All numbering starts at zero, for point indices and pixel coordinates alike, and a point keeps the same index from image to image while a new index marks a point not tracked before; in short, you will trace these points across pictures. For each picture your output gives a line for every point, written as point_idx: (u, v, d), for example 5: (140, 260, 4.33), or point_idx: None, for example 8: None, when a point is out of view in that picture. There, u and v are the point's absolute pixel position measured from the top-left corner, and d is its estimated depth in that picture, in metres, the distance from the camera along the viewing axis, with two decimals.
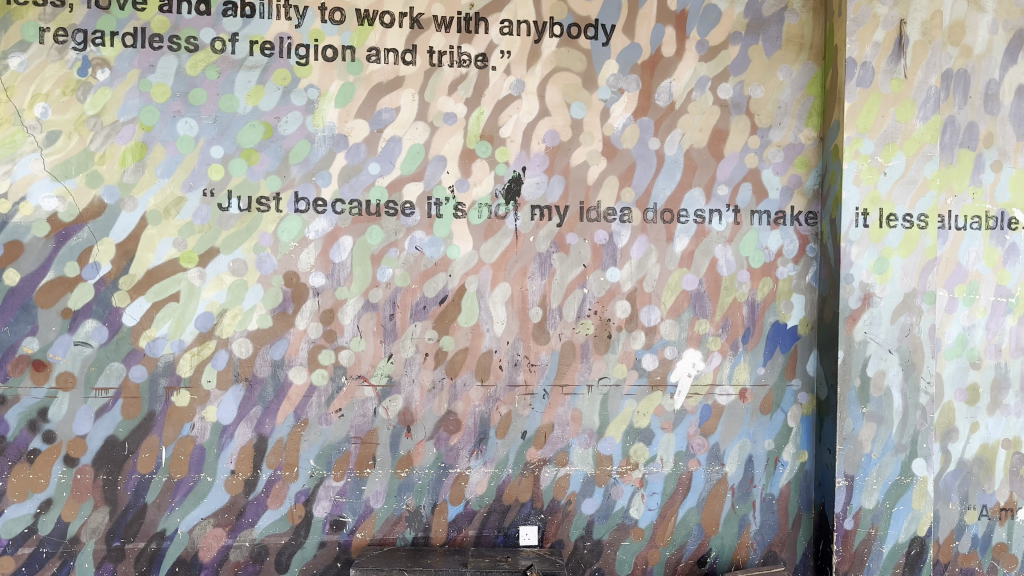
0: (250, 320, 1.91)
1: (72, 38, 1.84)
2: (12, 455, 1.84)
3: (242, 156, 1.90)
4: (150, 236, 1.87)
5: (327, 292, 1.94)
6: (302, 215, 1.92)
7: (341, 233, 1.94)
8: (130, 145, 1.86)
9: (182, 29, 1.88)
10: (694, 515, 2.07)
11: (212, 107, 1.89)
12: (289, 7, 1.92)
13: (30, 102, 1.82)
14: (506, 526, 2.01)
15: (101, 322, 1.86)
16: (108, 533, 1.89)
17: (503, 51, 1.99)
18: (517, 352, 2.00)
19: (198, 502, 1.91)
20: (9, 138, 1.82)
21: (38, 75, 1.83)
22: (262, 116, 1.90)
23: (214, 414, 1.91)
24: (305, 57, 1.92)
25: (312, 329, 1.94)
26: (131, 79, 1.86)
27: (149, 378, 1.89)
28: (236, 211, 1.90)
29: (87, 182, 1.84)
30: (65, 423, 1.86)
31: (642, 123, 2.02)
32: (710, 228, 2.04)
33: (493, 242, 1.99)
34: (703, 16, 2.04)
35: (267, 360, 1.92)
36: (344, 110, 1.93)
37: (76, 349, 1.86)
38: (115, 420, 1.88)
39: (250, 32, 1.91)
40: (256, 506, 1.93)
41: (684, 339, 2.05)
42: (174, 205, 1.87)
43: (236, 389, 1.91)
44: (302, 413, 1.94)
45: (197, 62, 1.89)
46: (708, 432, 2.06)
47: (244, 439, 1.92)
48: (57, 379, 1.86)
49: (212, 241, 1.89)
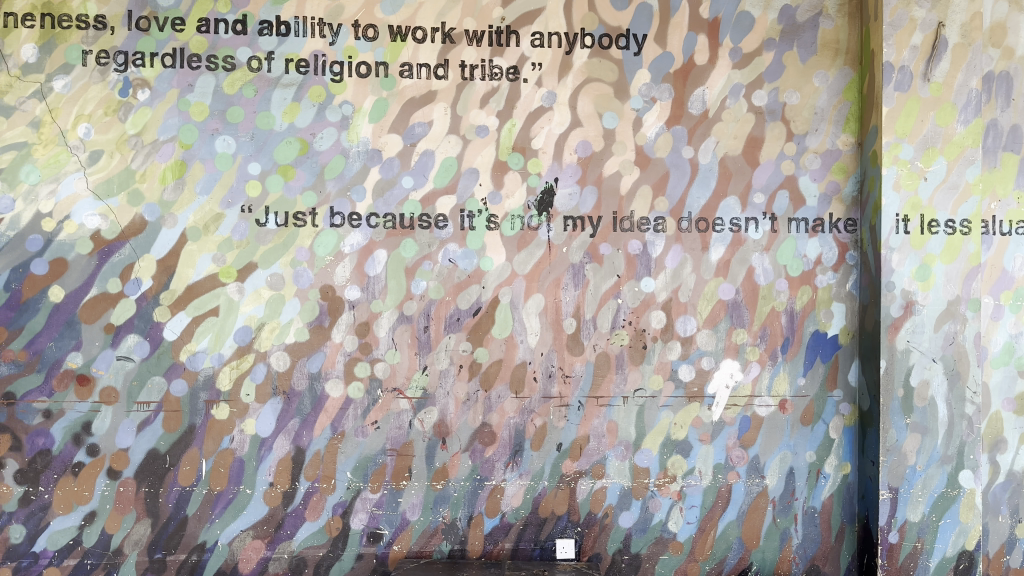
0: (288, 334, 1.93)
1: (114, 60, 1.89)
2: (58, 468, 1.88)
3: (279, 172, 1.92)
4: (190, 252, 1.90)
5: (362, 305, 1.95)
6: (337, 230, 1.94)
7: (375, 247, 1.95)
8: (170, 163, 1.89)
9: (220, 49, 1.92)
10: (734, 528, 2.04)
11: (249, 124, 1.92)
12: (323, 25, 1.95)
13: (74, 123, 1.87)
14: (543, 539, 2.00)
15: (143, 337, 1.90)
16: (150, 545, 1.92)
17: (535, 62, 1.99)
18: (551, 363, 2.00)
19: (238, 515, 1.93)
20: (54, 159, 1.86)
21: (81, 96, 1.87)
22: (297, 133, 1.93)
23: (254, 427, 1.93)
24: (339, 73, 1.94)
25: (348, 341, 1.95)
26: (170, 99, 1.90)
27: (189, 392, 1.91)
28: (273, 227, 1.92)
29: (129, 201, 1.88)
30: (108, 436, 1.89)
31: (675, 131, 2.00)
32: (746, 236, 2.02)
33: (526, 253, 1.99)
34: (736, 22, 2.02)
35: (304, 373, 1.94)
36: (377, 125, 1.95)
37: (119, 363, 1.89)
38: (156, 433, 1.91)
39: (286, 51, 1.93)
40: (294, 518, 1.94)
41: (721, 350, 2.02)
42: (213, 220, 1.90)
43: (274, 402, 1.93)
44: (338, 425, 1.95)
45: (234, 81, 1.92)
46: (747, 444, 2.03)
47: (282, 451, 1.94)
48: (100, 393, 1.89)
49: (251, 256, 1.92)
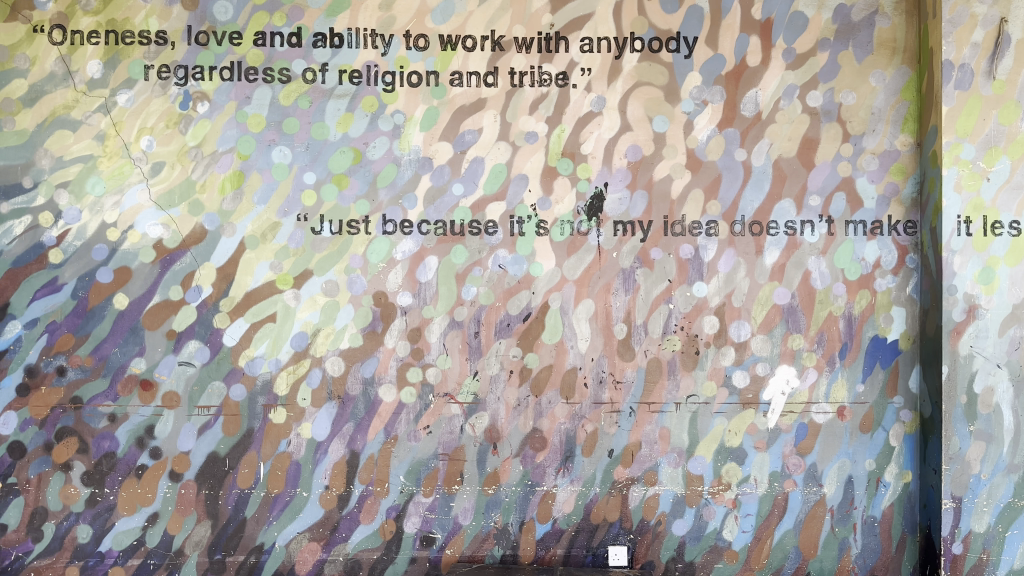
0: (342, 339, 1.96)
1: (174, 74, 1.95)
2: (122, 470, 1.94)
3: (333, 181, 1.96)
4: (248, 260, 1.95)
5: (414, 311, 1.97)
6: (389, 237, 1.96)
7: (426, 253, 1.97)
8: (228, 174, 1.94)
9: (276, 61, 1.96)
10: (791, 537, 2.00)
11: (305, 135, 1.96)
12: (375, 35, 1.98)
13: (137, 135, 1.93)
14: (595, 545, 2.00)
15: (203, 343, 1.95)
16: (210, 546, 1.96)
17: (584, 68, 1.99)
18: (602, 369, 1.99)
19: (295, 517, 1.97)
20: (119, 171, 1.93)
21: (143, 110, 1.94)
22: (351, 142, 1.96)
23: (310, 431, 1.97)
24: (391, 83, 1.97)
25: (400, 347, 1.97)
26: (228, 111, 1.95)
27: (248, 397, 1.96)
28: (328, 234, 1.96)
29: (189, 210, 1.93)
30: (170, 440, 1.95)
31: (728, 134, 1.98)
32: (802, 240, 1.99)
33: (576, 259, 1.98)
34: (790, 23, 1.99)
35: (359, 378, 1.97)
36: (428, 133, 1.97)
37: (180, 368, 1.95)
38: (216, 436, 1.95)
39: (339, 62, 1.97)
40: (349, 521, 1.97)
41: (777, 355, 1.99)
42: (270, 229, 1.95)
43: (329, 406, 1.97)
44: (392, 429, 1.98)
45: (289, 92, 1.96)
46: (804, 452, 2.00)
47: (337, 454, 1.97)
48: (163, 398, 1.95)
49: (306, 263, 1.95)
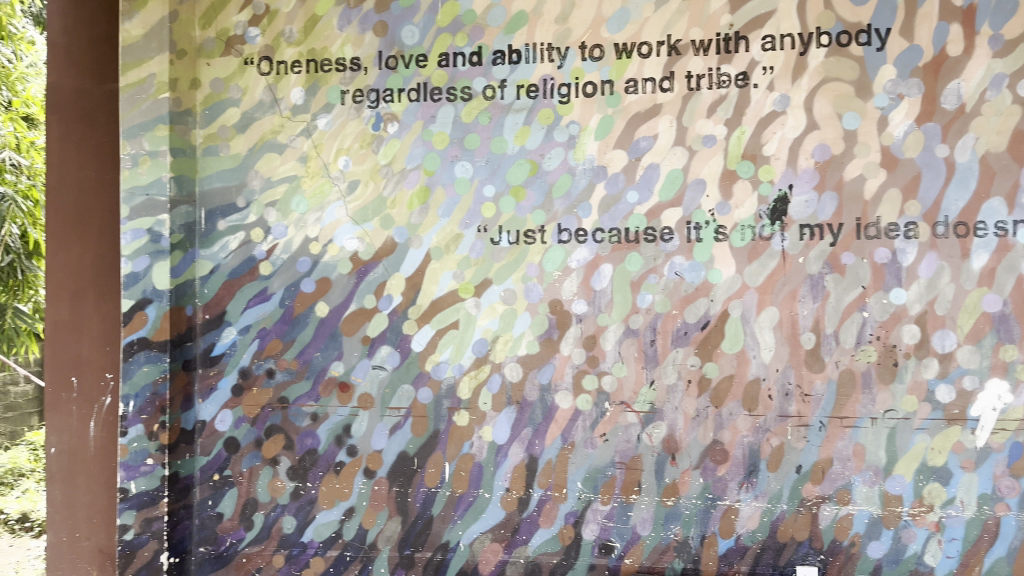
0: (521, 346, 2.02)
1: (367, 97, 2.09)
2: (323, 466, 2.10)
3: (512, 193, 2.02)
4: (433, 270, 2.05)
5: (590, 318, 1.99)
6: (565, 246, 2.00)
7: (602, 261, 1.98)
8: (416, 189, 2.06)
9: (458, 80, 2.05)
10: (1002, 565, 1.83)
11: (485, 149, 2.04)
12: (552, 48, 2.02)
13: (336, 156, 2.10)
14: (782, 564, 1.91)
15: (394, 348, 2.08)
16: (400, 541, 2.08)
17: (766, 67, 1.92)
18: (788, 381, 1.90)
19: (478, 517, 2.04)
20: (320, 189, 2.10)
21: (340, 132, 2.10)
22: (528, 155, 2.02)
23: (491, 434, 2.03)
24: (567, 94, 2.00)
25: (576, 354, 1.99)
26: (416, 130, 2.07)
27: (434, 400, 2.06)
28: (506, 244, 2.02)
29: (381, 225, 2.07)
30: (365, 438, 2.09)
31: (927, 129, 1.84)
32: (1015, 241, 1.81)
33: (758, 265, 1.91)
34: (996, 7, 1.83)
35: (536, 384, 2.01)
36: (603, 141, 1.98)
37: (373, 372, 2.08)
38: (406, 436, 2.07)
39: (517, 77, 2.03)
40: (529, 524, 2.02)
41: (986, 367, 1.83)
42: (453, 240, 2.04)
43: (509, 411, 2.02)
44: (569, 436, 2.00)
45: (471, 109, 2.05)
46: (1018, 473, 1.82)
47: (517, 458, 2.02)
48: (358, 399, 2.09)
49: (486, 272, 2.03)
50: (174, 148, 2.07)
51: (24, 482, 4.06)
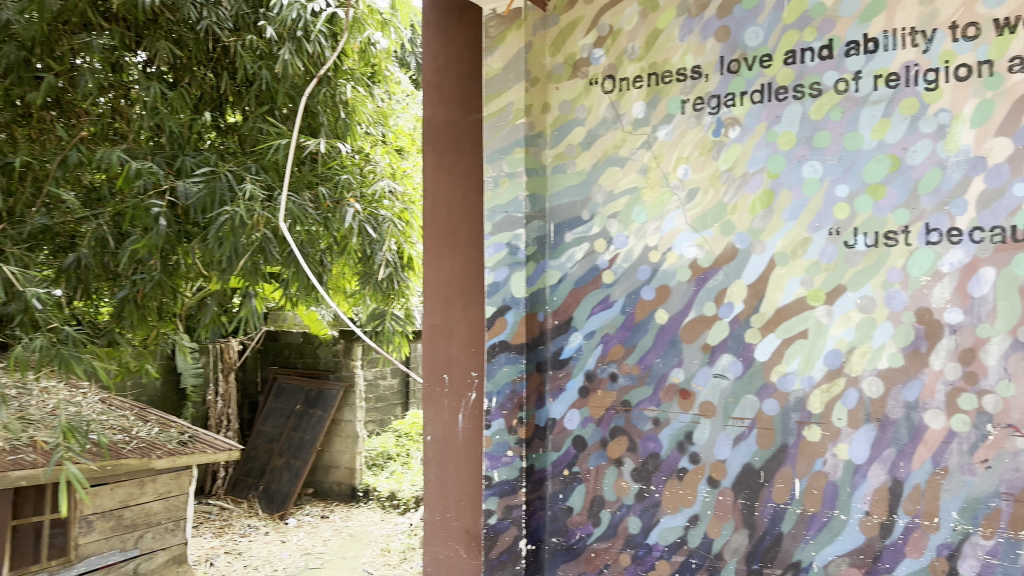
0: (881, 358, 1.85)
1: (708, 104, 2.08)
2: (666, 471, 2.12)
3: (868, 192, 1.87)
4: (778, 277, 1.98)
5: (966, 329, 1.76)
6: (934, 247, 1.79)
7: (981, 264, 1.75)
8: (759, 194, 2.01)
9: (806, 77, 1.95)
10: None
11: (836, 147, 1.91)
12: (916, 32, 1.83)
13: (675, 165, 2.13)
14: None
15: (736, 356, 2.03)
16: (748, 555, 2.01)
17: None
18: None
19: (832, 539, 1.91)
20: (660, 199, 2.14)
21: (681, 141, 2.12)
22: (888, 149, 1.85)
23: (847, 452, 1.89)
24: (934, 80, 1.80)
25: (950, 369, 1.78)
26: (759, 133, 2.01)
27: (781, 412, 1.97)
28: (862, 248, 1.88)
29: (722, 231, 2.05)
30: (708, 447, 2.06)
31: None
32: None
33: None
34: None
35: (900, 401, 1.83)
36: (981, 129, 1.75)
37: (715, 380, 2.06)
38: (751, 448, 2.01)
39: (874, 67, 1.87)
40: (893, 552, 1.83)
41: None
42: (800, 245, 1.95)
43: (868, 428, 1.86)
44: (941, 459, 1.78)
45: (820, 106, 1.94)
46: None
47: (877, 480, 1.85)
48: (700, 407, 2.08)
49: (839, 278, 1.90)
50: (528, 167, 2.26)
51: (391, 465, 6.48)
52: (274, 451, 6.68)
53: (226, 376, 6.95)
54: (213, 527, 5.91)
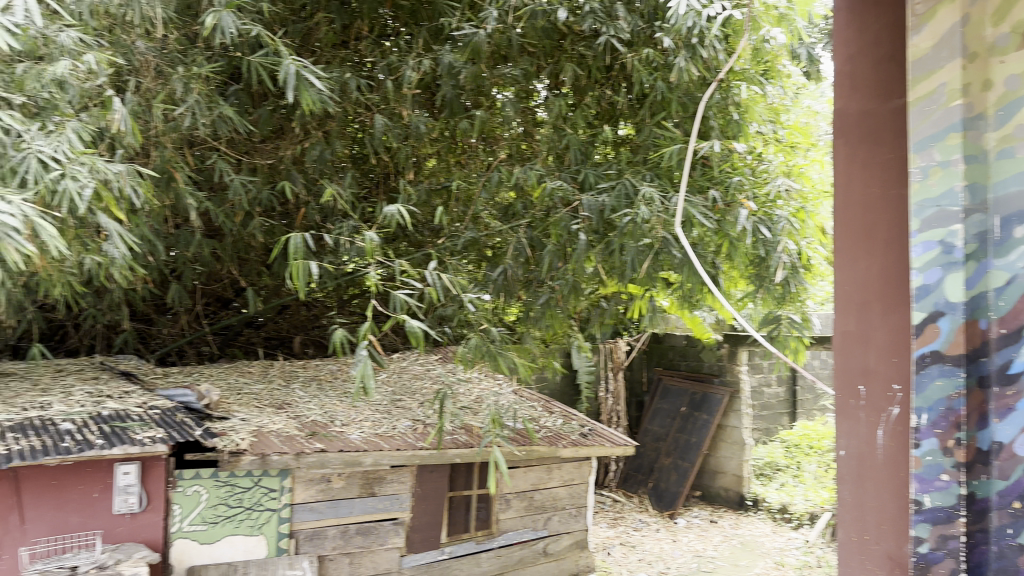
0: None
1: None
2: None
3: None
4: None
5: None
6: None
7: None
8: None
9: None
10: None
11: None
12: None
13: None
14: None
15: None
16: None
17: None
18: None
19: None
20: None
21: None
22: None
23: None
24: None
25: None
26: None
27: None
28: None
29: None
30: None
31: None
32: None
33: None
34: None
35: None
36: None
37: None
38: None
39: None
40: None
41: None
42: None
43: None
44: None
45: None
46: None
47: None
48: None
49: None
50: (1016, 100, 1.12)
51: (780, 476, 7.05)
52: (660, 450, 7.67)
53: (615, 374, 7.85)
54: (609, 518, 6.98)
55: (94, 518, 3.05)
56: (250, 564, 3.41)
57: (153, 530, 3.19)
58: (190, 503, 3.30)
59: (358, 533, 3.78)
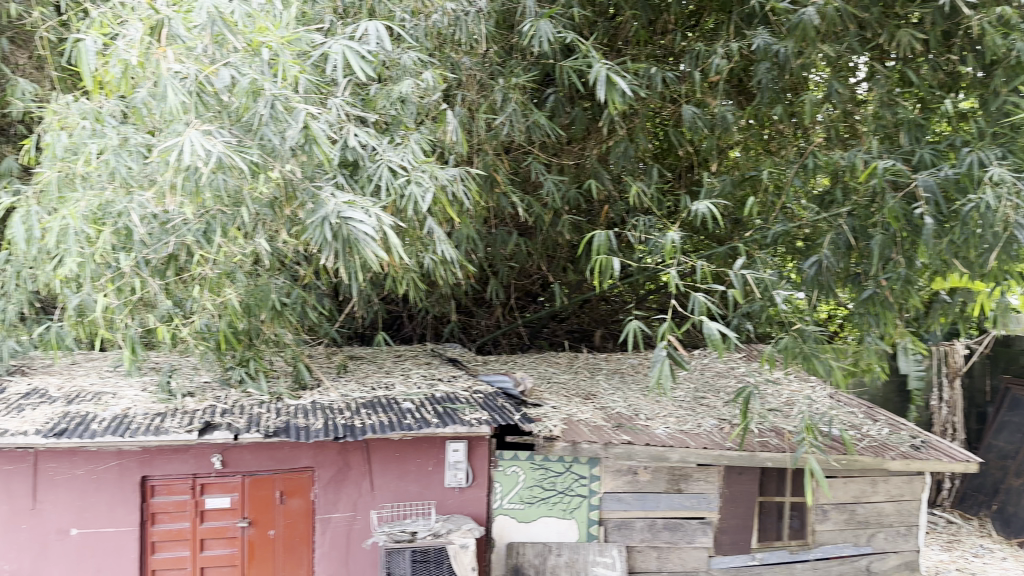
0: None
1: None
2: None
3: None
4: None
5: None
6: None
7: None
8: None
9: None
10: None
11: None
12: None
13: None
14: None
15: None
16: None
17: None
18: None
19: None
20: None
21: None
22: None
23: None
24: None
25: None
26: None
27: None
28: None
29: None
30: None
31: None
32: None
33: None
34: None
35: None
36: None
37: None
38: None
39: None
40: None
41: None
42: None
43: None
44: None
45: None
46: None
47: None
48: None
49: None
50: None
51: None
52: (1008, 469, 6.58)
53: (952, 383, 7.04)
54: (942, 540, 6.21)
55: (430, 488, 3.56)
56: (563, 546, 3.65)
57: (478, 505, 3.62)
58: (510, 483, 3.66)
59: (665, 528, 3.81)
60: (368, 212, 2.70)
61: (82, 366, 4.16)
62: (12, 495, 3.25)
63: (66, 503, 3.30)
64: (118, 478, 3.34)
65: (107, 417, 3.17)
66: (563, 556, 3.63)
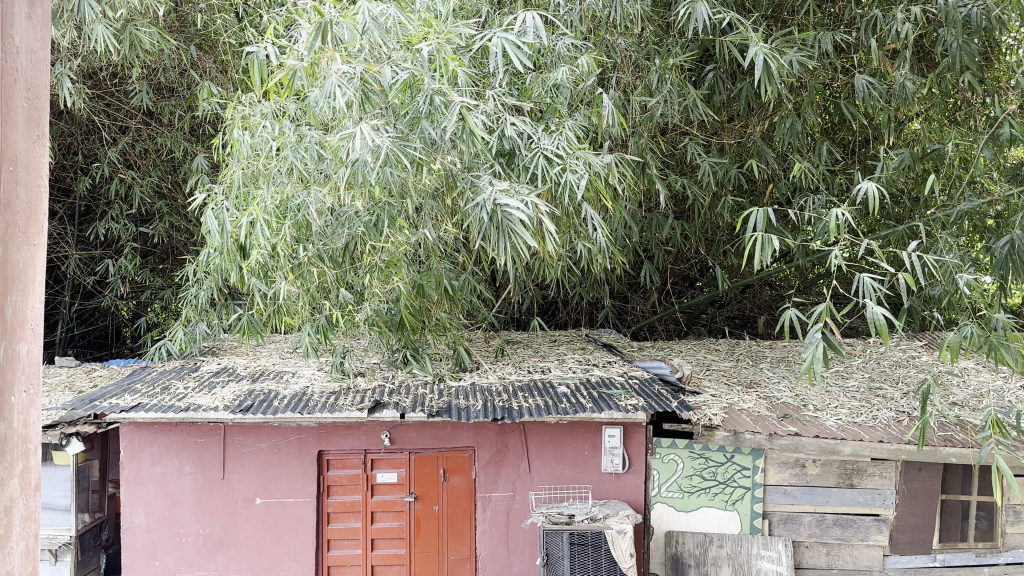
0: None
1: None
2: None
3: None
4: None
5: None
6: None
7: None
8: None
9: None
10: None
11: None
12: None
13: None
14: None
15: None
16: None
17: None
18: None
19: None
20: None
21: None
22: None
23: None
24: None
25: None
26: None
27: None
28: None
29: None
30: None
31: None
32: None
33: None
34: None
35: None
36: None
37: None
38: None
39: None
40: None
41: None
42: None
43: None
44: None
45: None
46: None
47: None
48: None
49: None
50: None
51: None
52: None
53: None
54: None
55: (586, 473, 3.60)
56: (725, 538, 3.56)
57: (634, 492, 3.62)
58: (668, 471, 3.62)
59: (835, 524, 3.61)
60: (524, 201, 2.69)
61: (266, 347, 4.53)
62: (205, 465, 3.58)
63: (252, 474, 3.59)
64: (297, 452, 3.61)
65: (287, 395, 3.44)
66: (725, 548, 3.54)
